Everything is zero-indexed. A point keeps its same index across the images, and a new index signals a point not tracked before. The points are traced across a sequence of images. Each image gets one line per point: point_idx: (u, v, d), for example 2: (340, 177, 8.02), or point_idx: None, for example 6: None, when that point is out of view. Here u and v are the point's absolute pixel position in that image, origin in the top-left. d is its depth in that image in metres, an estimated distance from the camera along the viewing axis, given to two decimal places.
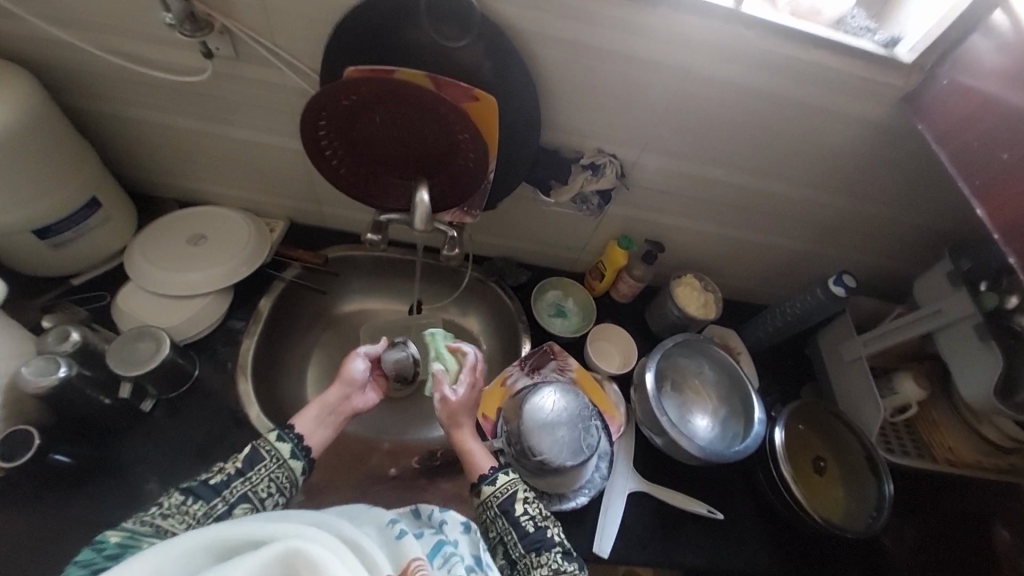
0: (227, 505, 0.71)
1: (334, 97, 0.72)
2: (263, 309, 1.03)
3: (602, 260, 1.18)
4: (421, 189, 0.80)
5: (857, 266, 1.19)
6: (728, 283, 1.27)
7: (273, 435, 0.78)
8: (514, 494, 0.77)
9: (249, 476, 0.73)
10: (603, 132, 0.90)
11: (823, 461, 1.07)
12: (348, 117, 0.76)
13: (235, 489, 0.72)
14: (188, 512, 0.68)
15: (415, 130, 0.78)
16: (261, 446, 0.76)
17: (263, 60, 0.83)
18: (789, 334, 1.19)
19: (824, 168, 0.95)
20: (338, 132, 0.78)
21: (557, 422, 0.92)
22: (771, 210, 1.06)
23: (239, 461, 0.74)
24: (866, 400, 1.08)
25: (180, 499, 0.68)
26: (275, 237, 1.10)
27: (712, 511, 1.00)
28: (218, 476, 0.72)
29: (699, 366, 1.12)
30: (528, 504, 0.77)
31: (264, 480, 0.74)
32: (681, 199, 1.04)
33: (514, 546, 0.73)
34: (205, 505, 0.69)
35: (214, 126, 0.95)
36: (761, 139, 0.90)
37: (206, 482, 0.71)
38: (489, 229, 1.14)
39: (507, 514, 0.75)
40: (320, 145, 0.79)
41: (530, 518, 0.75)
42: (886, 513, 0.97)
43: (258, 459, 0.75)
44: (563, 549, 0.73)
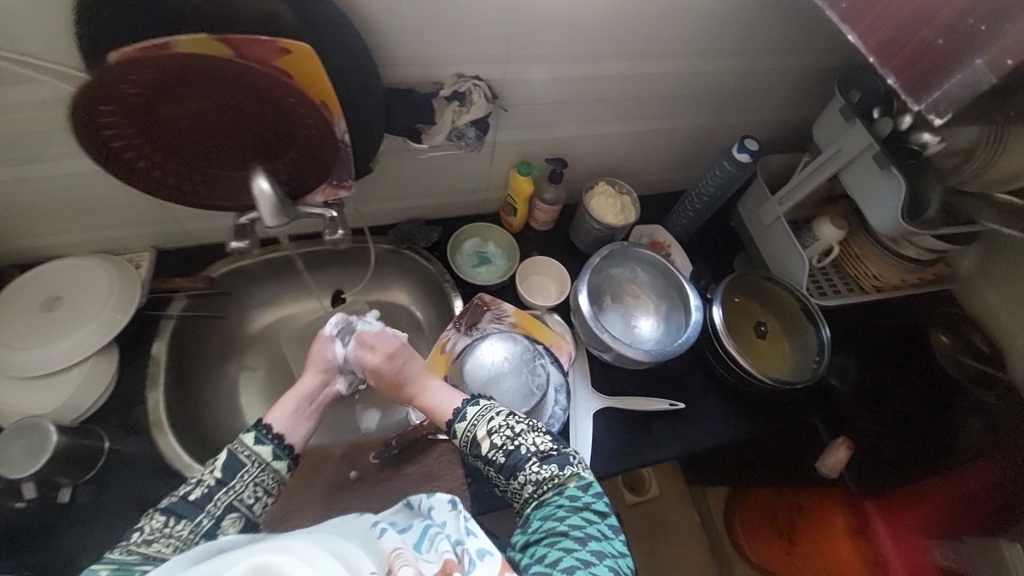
0: (213, 519, 0.68)
1: (107, 92, 0.58)
2: (160, 355, 0.93)
3: (509, 193, 1.10)
4: (258, 175, 0.68)
5: (762, 126, 1.17)
6: (642, 178, 1.24)
7: (250, 438, 0.74)
8: (474, 434, 0.76)
9: (232, 485, 0.70)
10: (456, 56, 0.79)
11: (764, 324, 1.10)
12: (141, 113, 0.63)
13: (219, 502, 0.69)
14: (172, 535, 0.65)
15: (230, 107, 0.66)
16: (239, 451, 0.72)
17: (15, 73, 0.66)
18: (709, 213, 1.18)
19: (700, 33, 0.89)
20: (137, 130, 0.65)
21: (501, 374, 0.90)
22: (662, 92, 0.99)
23: (218, 471, 0.70)
24: (788, 257, 1.10)
25: (162, 520, 0.65)
26: (144, 273, 0.97)
27: (674, 404, 1.03)
28: (197, 491, 0.69)
29: (632, 271, 1.10)
30: (492, 436, 0.76)
31: (249, 486, 0.71)
32: (565, 106, 0.96)
33: (500, 479, 0.75)
34: (190, 525, 0.66)
35: (5, 170, 0.79)
36: (626, 22, 0.82)
37: (187, 499, 0.68)
38: (379, 195, 1.04)
39: (477, 455, 0.76)
40: (123, 158, 0.67)
41: (498, 449, 0.74)
42: (827, 355, 1.03)
43: (237, 467, 0.72)
44: (540, 458, 0.74)
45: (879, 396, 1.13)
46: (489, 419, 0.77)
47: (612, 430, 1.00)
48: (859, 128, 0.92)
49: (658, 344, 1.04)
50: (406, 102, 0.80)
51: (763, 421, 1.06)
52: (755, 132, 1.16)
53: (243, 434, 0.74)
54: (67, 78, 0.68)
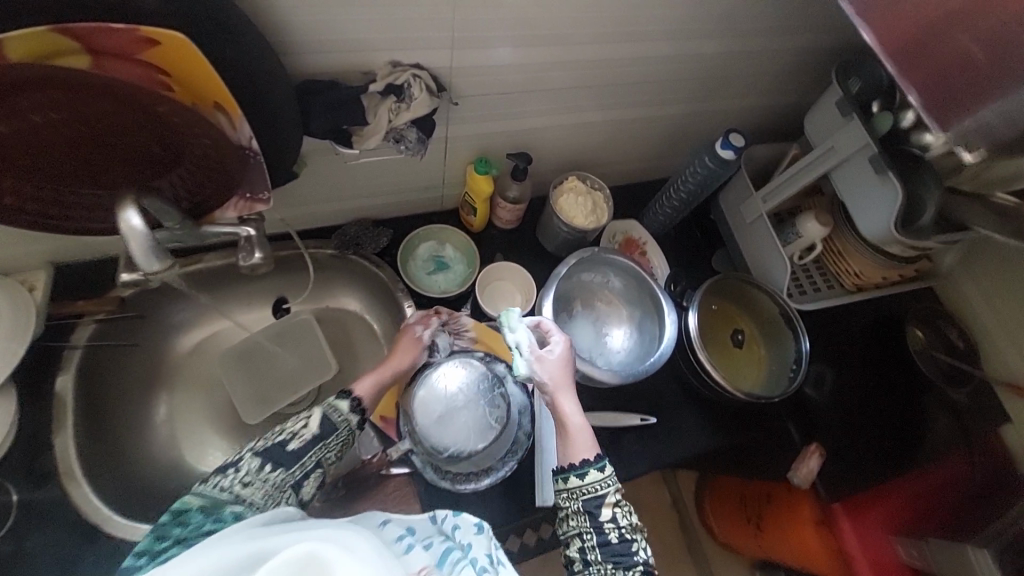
0: (303, 471, 0.67)
1: None
2: (67, 392, 0.81)
3: (467, 191, 0.97)
4: (126, 211, 0.52)
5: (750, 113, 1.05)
6: (617, 168, 1.12)
7: (344, 405, 0.72)
8: (603, 495, 0.70)
9: (326, 443, 0.69)
10: (389, 41, 0.64)
11: (741, 332, 1.03)
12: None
13: (311, 457, 0.68)
14: (267, 479, 0.64)
15: (93, 119, 0.54)
16: (332, 414, 0.70)
17: None
18: (688, 209, 1.08)
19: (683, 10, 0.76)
20: None
21: (456, 406, 0.82)
22: (635, 77, 0.87)
23: (314, 426, 0.68)
24: (769, 258, 1.02)
25: (259, 465, 0.64)
26: (41, 295, 0.83)
27: (645, 419, 0.97)
28: (294, 442, 0.67)
29: (605, 276, 1.01)
30: (618, 509, 0.70)
31: (337, 448, 0.70)
32: (528, 94, 0.82)
33: (591, 545, 0.69)
34: (284, 473, 0.65)
35: None
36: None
37: (284, 446, 0.66)
38: (316, 196, 0.90)
39: (592, 513, 0.69)
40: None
41: (616, 527, 0.69)
42: (804, 366, 0.97)
43: (329, 428, 0.69)
44: (644, 570, 0.68)
45: (852, 398, 1.09)
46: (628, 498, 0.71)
47: None
48: (855, 124, 0.83)
49: (630, 358, 0.95)
50: (328, 98, 0.65)
51: (738, 435, 1.01)
52: (740, 118, 1.05)
53: (338, 400, 0.72)
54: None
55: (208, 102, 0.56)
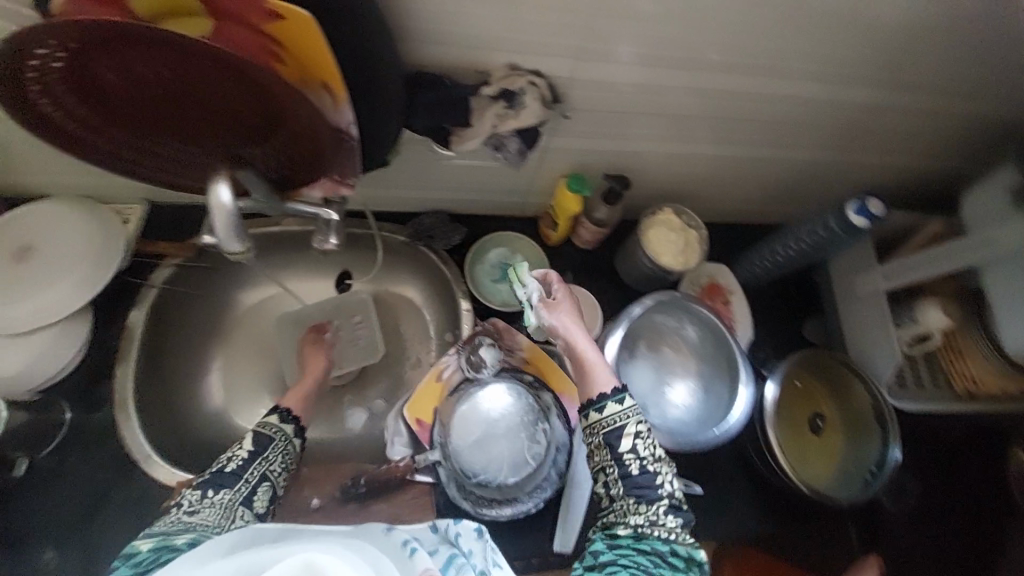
0: (251, 487, 0.67)
1: (41, 63, 0.46)
2: (137, 326, 0.85)
3: (552, 204, 0.92)
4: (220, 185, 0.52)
5: (881, 168, 0.92)
6: (716, 207, 1.02)
7: (274, 418, 0.76)
8: (624, 426, 0.63)
9: (265, 456, 0.71)
10: (512, 43, 0.59)
11: (822, 419, 0.91)
12: (93, 89, 0.51)
13: (253, 472, 0.69)
14: (214, 503, 0.64)
15: (198, 86, 0.52)
16: (265, 428, 0.73)
17: None
18: (790, 268, 0.97)
19: (840, 53, 0.67)
20: (91, 109, 0.53)
21: (496, 433, 0.78)
22: (766, 116, 0.78)
23: (248, 443, 0.71)
24: (874, 341, 0.90)
25: (201, 494, 0.65)
26: (130, 230, 0.85)
27: (689, 487, 0.87)
28: (232, 464, 0.68)
29: (680, 323, 0.92)
30: (639, 440, 0.63)
31: (278, 458, 0.72)
32: (642, 117, 0.76)
33: (614, 484, 0.63)
34: (229, 493, 0.65)
35: None
36: (746, 29, 0.62)
37: (223, 470, 0.67)
38: (401, 182, 0.88)
39: (612, 446, 0.63)
40: (73, 135, 0.54)
41: (637, 458, 0.62)
42: (884, 478, 0.83)
43: (266, 441, 0.72)
44: (669, 503, 0.61)
45: (929, 517, 0.96)
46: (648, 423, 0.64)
47: None
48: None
49: (688, 418, 0.86)
50: (436, 91, 0.61)
51: (788, 527, 0.90)
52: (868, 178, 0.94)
53: (265, 416, 0.76)
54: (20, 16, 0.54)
55: (316, 83, 0.54)
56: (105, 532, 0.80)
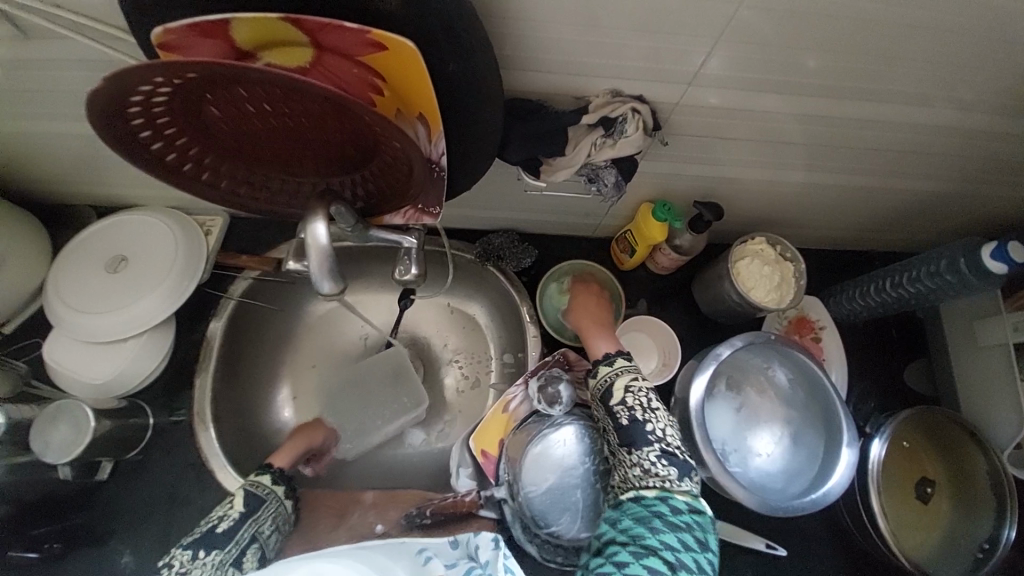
0: (238, 551, 0.61)
1: (153, 104, 0.45)
2: (215, 338, 0.86)
3: (630, 229, 0.86)
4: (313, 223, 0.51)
5: (1013, 201, 0.81)
6: (809, 235, 0.93)
7: (268, 478, 0.70)
8: (614, 381, 0.69)
9: (257, 517, 0.65)
10: (617, 70, 0.55)
11: (929, 485, 0.80)
12: (200, 124, 0.50)
13: (243, 535, 0.62)
14: (205, 566, 0.58)
15: (301, 116, 0.50)
16: (257, 488, 0.68)
17: (59, 33, 0.53)
18: (897, 308, 0.87)
19: (996, 78, 0.57)
20: (197, 143, 0.52)
21: (571, 484, 0.73)
22: (888, 145, 0.68)
23: (239, 504, 0.65)
24: (997, 400, 0.78)
25: (191, 554, 0.59)
26: (210, 244, 0.87)
27: (773, 547, 0.79)
28: (225, 522, 0.62)
29: (767, 363, 0.83)
30: (632, 393, 0.67)
31: (269, 519, 0.66)
32: (745, 144, 0.68)
33: (614, 442, 0.66)
34: (220, 554, 0.59)
35: (72, 126, 0.69)
36: (889, 54, 0.54)
37: (215, 530, 0.61)
38: (473, 203, 0.85)
39: (606, 404, 0.68)
40: (178, 173, 0.53)
41: (627, 408, 0.65)
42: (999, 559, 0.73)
43: (257, 502, 0.67)
44: (661, 451, 0.62)
45: None
46: (638, 377, 0.68)
47: None
48: None
49: (776, 471, 0.78)
50: (531, 119, 0.57)
51: None
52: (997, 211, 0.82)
53: (261, 475, 0.71)
54: (125, 46, 0.54)
55: (415, 111, 0.51)
56: (182, 536, 0.83)
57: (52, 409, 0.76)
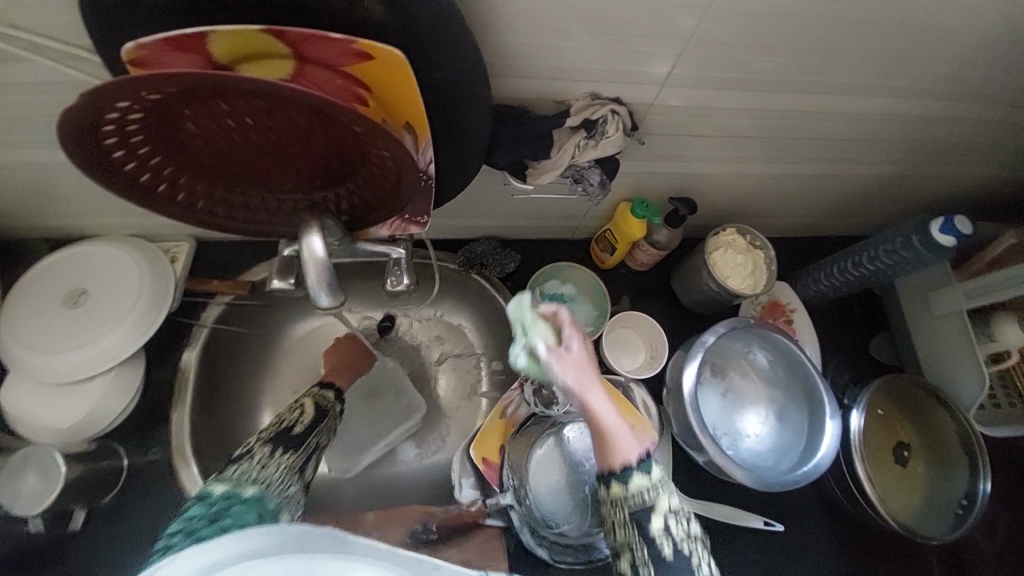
0: (306, 459, 0.63)
1: (128, 122, 0.43)
2: (190, 368, 0.82)
3: (610, 228, 0.89)
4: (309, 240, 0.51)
5: (951, 181, 0.89)
6: (775, 224, 0.98)
7: (331, 394, 0.73)
8: (654, 503, 0.47)
9: (321, 429, 0.67)
10: (596, 72, 0.57)
11: (905, 448, 0.86)
12: (177, 141, 0.48)
13: (311, 443, 0.64)
14: (281, 463, 0.59)
15: (284, 129, 0.49)
16: (324, 401, 0.70)
17: (16, 55, 0.51)
18: (860, 286, 0.93)
19: (934, 67, 0.63)
20: (174, 161, 0.50)
21: (577, 482, 0.73)
22: (843, 133, 0.74)
23: (308, 413, 0.67)
24: (958, 365, 0.85)
25: (270, 450, 0.60)
26: (177, 270, 0.83)
27: (771, 523, 0.81)
28: (300, 427, 0.64)
29: (748, 347, 0.87)
30: (673, 516, 0.48)
31: (326, 433, 0.68)
32: (716, 139, 0.72)
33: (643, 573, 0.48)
34: (294, 455, 0.61)
35: (28, 153, 0.65)
36: (844, 47, 0.58)
37: (289, 432, 0.63)
38: (455, 212, 0.85)
39: (640, 525, 0.48)
40: (154, 195, 0.52)
41: (672, 540, 0.47)
42: (978, 512, 0.78)
43: (321, 414, 0.68)
44: None
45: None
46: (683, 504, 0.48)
47: None
48: None
49: (766, 450, 0.81)
50: (515, 125, 0.59)
51: (875, 570, 0.84)
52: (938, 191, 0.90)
53: (323, 389, 0.73)
54: (89, 67, 0.52)
55: (400, 119, 0.50)
56: None
57: (16, 458, 0.74)
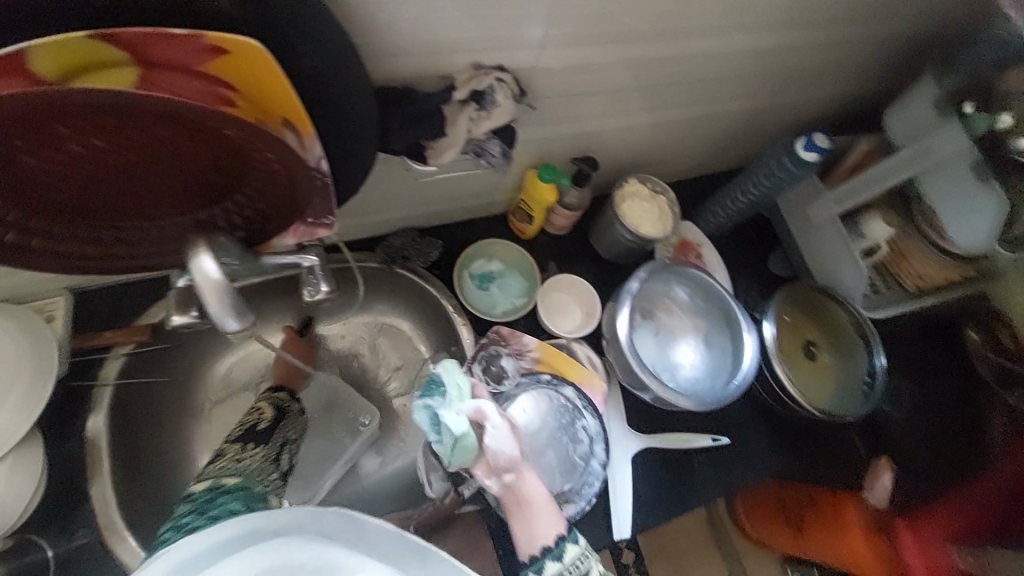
0: (278, 453, 0.68)
1: None
2: (100, 433, 0.73)
3: (523, 198, 0.90)
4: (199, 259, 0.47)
5: (808, 105, 1.00)
6: (672, 169, 1.05)
7: (284, 394, 0.76)
8: None
9: (286, 422, 0.71)
10: (473, 42, 0.57)
11: (812, 345, 0.97)
12: (20, 178, 0.43)
13: (279, 436, 0.69)
14: (252, 455, 0.65)
15: (144, 147, 0.45)
16: (282, 400, 0.74)
17: None
18: (752, 211, 1.02)
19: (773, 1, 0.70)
20: (24, 202, 0.45)
21: (540, 445, 0.76)
22: (711, 74, 0.80)
23: (268, 410, 0.71)
24: (842, 265, 0.96)
25: (241, 445, 0.66)
26: (61, 327, 0.74)
27: (718, 439, 0.91)
28: (263, 423, 0.69)
29: (669, 286, 0.93)
30: None
31: (293, 425, 0.72)
32: (601, 94, 0.75)
33: None
34: (265, 449, 0.66)
35: None
36: None
37: (255, 428, 0.68)
38: (364, 208, 0.82)
39: None
40: (10, 244, 0.47)
41: None
42: (880, 384, 0.92)
43: (283, 407, 0.73)
44: None
45: (928, 422, 1.00)
46: None
47: (651, 475, 0.87)
48: (952, 126, 0.78)
49: (700, 375, 0.89)
50: (404, 107, 0.58)
51: (806, 452, 0.96)
52: (799, 115, 1.01)
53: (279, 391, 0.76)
54: None
55: (276, 116, 0.46)
56: None
57: None
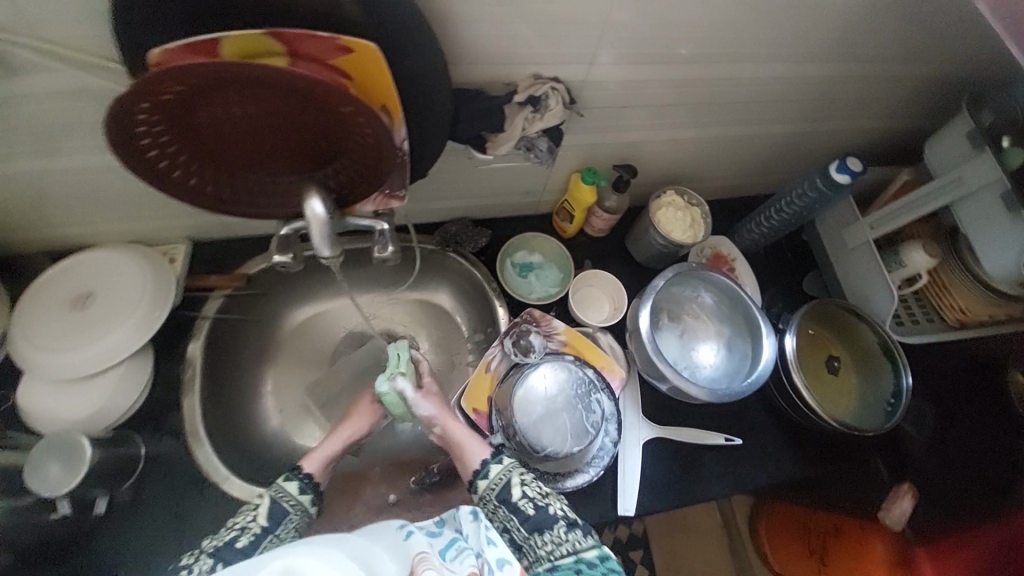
0: None
1: (156, 112, 0.54)
2: (197, 356, 0.89)
3: (566, 199, 1.01)
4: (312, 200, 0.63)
5: (849, 135, 1.04)
6: (710, 185, 1.12)
7: (294, 486, 0.73)
8: None
9: (277, 532, 0.70)
10: (535, 55, 0.69)
11: (835, 360, 0.99)
12: (192, 129, 0.58)
13: (264, 548, 0.68)
14: None
15: (280, 116, 0.59)
16: (281, 498, 0.72)
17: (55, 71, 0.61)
18: (786, 231, 1.07)
19: (808, 34, 0.78)
20: (189, 149, 0.60)
21: (556, 409, 0.87)
22: (749, 97, 0.88)
23: (262, 518, 0.69)
24: (873, 288, 0.99)
25: (209, 567, 0.63)
26: (178, 268, 0.92)
27: (730, 439, 0.95)
28: (245, 538, 0.67)
29: (695, 291, 1.00)
30: None
31: (290, 531, 0.71)
32: (644, 108, 0.85)
33: None
34: None
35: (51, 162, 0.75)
36: (732, 21, 0.72)
37: (233, 544, 0.66)
38: (428, 193, 0.95)
39: None
40: (171, 180, 0.62)
41: None
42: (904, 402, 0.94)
43: (281, 514, 0.71)
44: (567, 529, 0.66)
45: (953, 446, 1.01)
46: None
47: (661, 463, 0.92)
48: (984, 157, 0.81)
49: (718, 374, 0.94)
50: (473, 104, 0.71)
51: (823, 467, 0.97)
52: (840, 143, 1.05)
53: (288, 483, 0.73)
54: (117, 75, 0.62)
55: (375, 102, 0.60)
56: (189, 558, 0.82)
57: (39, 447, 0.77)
